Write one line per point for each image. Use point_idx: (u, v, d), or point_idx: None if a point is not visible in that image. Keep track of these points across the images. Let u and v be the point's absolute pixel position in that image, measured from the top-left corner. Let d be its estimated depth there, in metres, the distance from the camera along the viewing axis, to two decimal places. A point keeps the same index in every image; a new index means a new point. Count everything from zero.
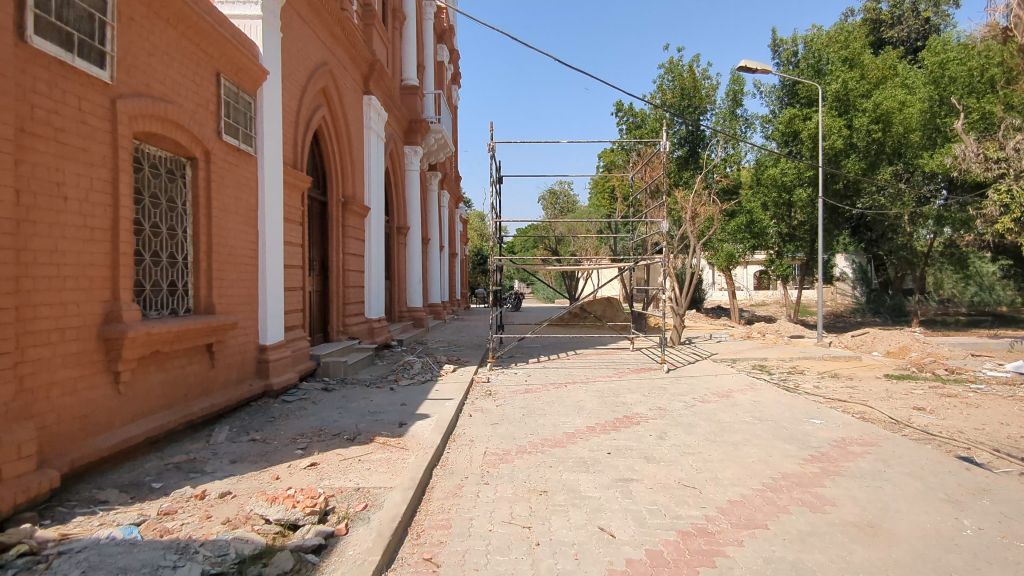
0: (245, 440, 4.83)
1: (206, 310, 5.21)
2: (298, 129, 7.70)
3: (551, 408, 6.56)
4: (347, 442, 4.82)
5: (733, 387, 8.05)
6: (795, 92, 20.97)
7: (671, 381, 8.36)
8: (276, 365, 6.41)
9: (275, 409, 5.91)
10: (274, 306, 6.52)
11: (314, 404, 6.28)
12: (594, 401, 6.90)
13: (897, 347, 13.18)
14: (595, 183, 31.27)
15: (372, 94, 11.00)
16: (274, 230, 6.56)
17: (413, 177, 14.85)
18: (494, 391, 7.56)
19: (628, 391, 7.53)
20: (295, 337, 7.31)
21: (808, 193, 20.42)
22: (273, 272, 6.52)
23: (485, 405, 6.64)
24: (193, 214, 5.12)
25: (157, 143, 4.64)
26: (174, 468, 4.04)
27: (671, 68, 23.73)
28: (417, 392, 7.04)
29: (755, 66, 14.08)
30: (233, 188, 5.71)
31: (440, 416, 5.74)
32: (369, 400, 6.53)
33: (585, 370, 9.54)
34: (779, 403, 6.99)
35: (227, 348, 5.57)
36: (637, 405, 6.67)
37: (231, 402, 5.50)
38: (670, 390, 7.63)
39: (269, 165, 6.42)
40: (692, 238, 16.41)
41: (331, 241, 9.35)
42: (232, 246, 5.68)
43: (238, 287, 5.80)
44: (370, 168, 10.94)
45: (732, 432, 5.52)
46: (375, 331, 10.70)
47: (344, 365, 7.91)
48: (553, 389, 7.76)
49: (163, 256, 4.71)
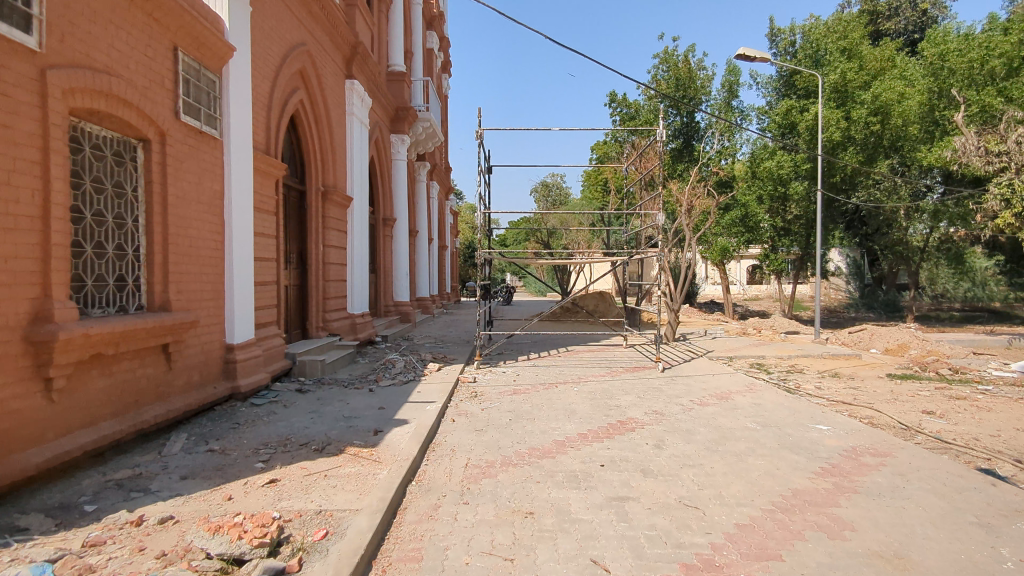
0: (202, 451, 4.37)
1: (160, 306, 4.75)
2: (271, 112, 7.23)
3: (540, 412, 6.13)
4: (314, 453, 4.38)
5: (731, 388, 7.66)
6: (792, 83, 20.59)
7: (666, 381, 7.96)
8: (244, 365, 5.95)
9: (241, 413, 5.46)
10: (242, 302, 6.05)
11: (284, 408, 5.83)
12: (586, 405, 6.48)
13: (896, 344, 12.86)
14: (588, 175, 30.85)
15: (355, 79, 10.52)
16: (243, 220, 6.11)
17: (400, 167, 14.37)
18: (480, 392, 7.13)
19: (622, 393, 7.12)
20: (267, 334, 6.85)
21: (804, 186, 20.03)
22: (241, 265, 6.05)
23: (469, 409, 6.20)
24: (145, 202, 4.66)
25: (101, 122, 4.17)
26: (114, 487, 3.58)
27: (666, 58, 23.31)
28: (398, 394, 6.60)
29: (754, 55, 13.65)
30: (193, 174, 5.25)
31: (419, 423, 5.29)
32: (345, 403, 6.09)
33: (576, 368, 9.12)
34: (782, 406, 6.60)
35: (187, 348, 5.13)
36: (631, 409, 6.26)
37: (191, 407, 5.06)
38: (666, 392, 7.23)
39: (236, 150, 5.95)
40: (687, 232, 16.00)
41: (310, 232, 8.87)
42: (192, 237, 5.22)
43: (200, 282, 5.35)
44: (352, 156, 10.47)
45: (735, 440, 5.12)
46: (358, 327, 10.23)
47: (321, 364, 7.45)
48: (543, 390, 7.34)
49: (109, 248, 4.25)
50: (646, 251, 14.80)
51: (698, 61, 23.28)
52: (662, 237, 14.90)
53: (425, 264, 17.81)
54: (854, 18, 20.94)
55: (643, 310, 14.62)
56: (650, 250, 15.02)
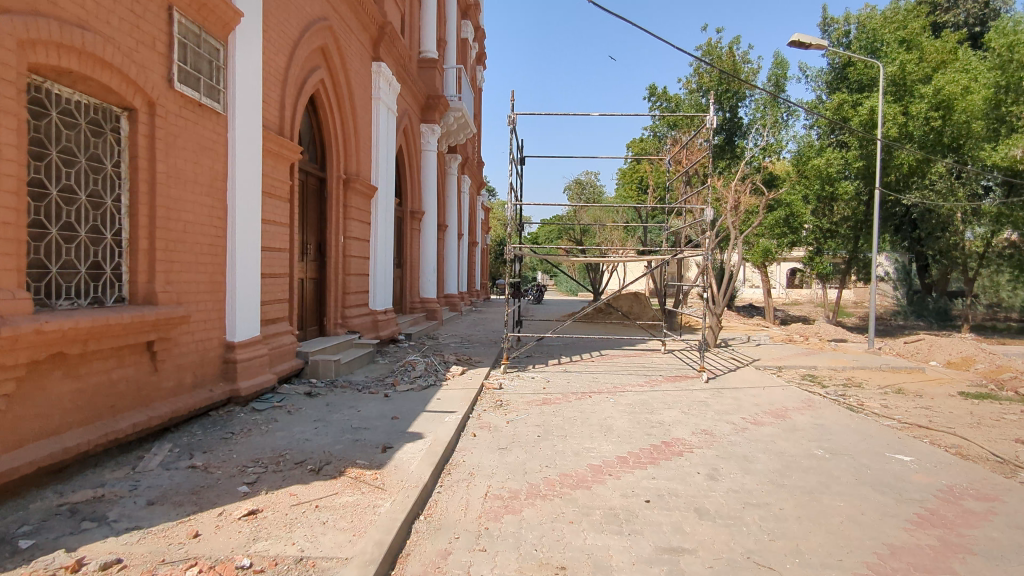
0: (182, 468, 3.78)
1: (144, 299, 4.21)
2: (286, 91, 6.67)
3: (573, 428, 5.41)
4: (309, 474, 3.76)
5: (788, 404, 6.82)
6: (845, 75, 19.36)
7: (711, 394, 7.17)
8: (245, 366, 5.39)
9: (239, 420, 4.90)
10: (245, 296, 5.49)
11: (287, 415, 5.24)
12: (624, 420, 5.75)
13: (959, 357, 11.77)
14: (625, 173, 29.98)
15: (383, 62, 9.94)
16: (248, 206, 5.55)
17: (430, 158, 13.78)
18: (506, 401, 6.46)
19: (664, 407, 6.38)
20: (276, 332, 6.30)
21: (855, 185, 18.88)
22: (244, 256, 5.50)
23: (492, 421, 5.53)
24: (130, 179, 4.14)
25: (74, 84, 3.65)
26: (67, 513, 3.02)
27: (709, 50, 22.37)
28: (415, 401, 5.97)
29: (810, 41, 12.67)
30: (189, 151, 4.72)
31: (435, 439, 4.63)
32: (355, 410, 5.47)
33: (612, 376, 8.36)
34: (849, 428, 5.77)
35: (177, 345, 4.58)
36: (676, 427, 5.53)
37: (180, 413, 4.52)
38: (714, 407, 6.46)
39: (242, 127, 5.40)
40: (729, 231, 15.10)
41: (329, 222, 8.32)
42: (185, 222, 4.68)
43: (195, 273, 4.80)
44: (378, 144, 9.90)
45: (803, 471, 4.34)
46: (379, 325, 9.67)
47: (334, 364, 6.86)
48: (575, 400, 6.63)
49: (82, 230, 3.73)
50: (690, 249, 13.94)
51: (743, 54, 22.21)
52: (715, 233, 14.01)
53: (454, 260, 17.24)
54: (914, 8, 19.65)
55: (682, 313, 13.81)
56: (695, 249, 14.18)
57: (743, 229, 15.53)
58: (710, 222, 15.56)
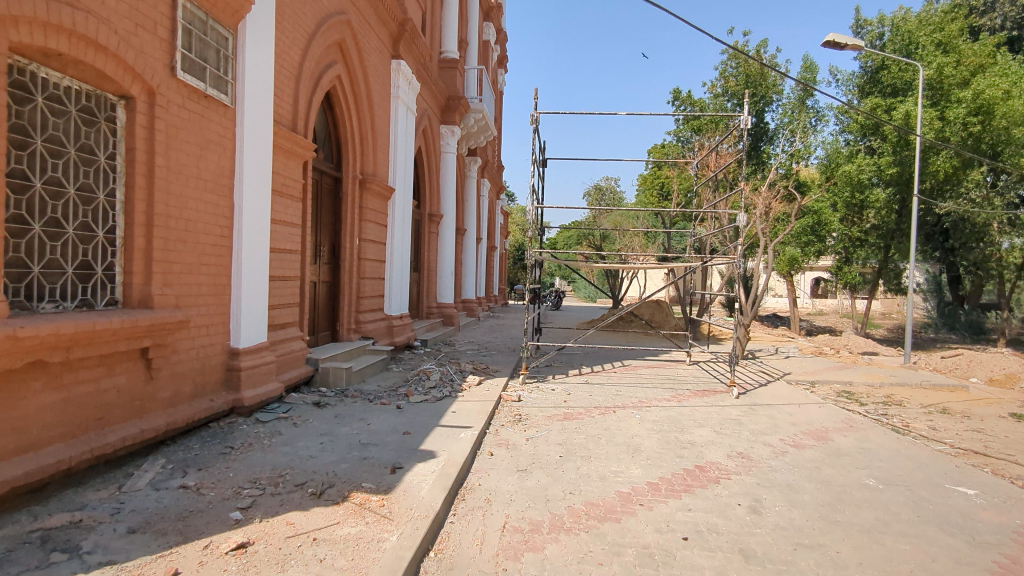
0: (173, 488, 3.46)
1: (139, 302, 3.92)
2: (301, 85, 6.38)
3: (597, 448, 5.01)
4: (309, 499, 3.41)
5: (827, 424, 6.35)
6: (878, 78, 18.74)
7: (744, 412, 6.73)
8: (249, 375, 5.07)
9: (240, 433, 4.59)
10: (251, 299, 5.18)
11: (293, 428, 4.91)
12: (652, 440, 5.35)
13: (1002, 374, 11.13)
14: (646, 178, 29.53)
15: (402, 59, 9.65)
16: (256, 205, 5.25)
17: (449, 160, 13.48)
18: (525, 416, 6.07)
19: (694, 425, 5.96)
20: (284, 338, 6.00)
21: (886, 193, 18.22)
22: (251, 258, 5.19)
23: (511, 439, 5.15)
24: (126, 173, 3.85)
25: (64, 68, 3.38)
26: (37, 541, 2.71)
27: (735, 54, 21.91)
28: (428, 414, 5.60)
29: (845, 41, 12.15)
30: (192, 144, 4.43)
31: (449, 459, 4.26)
32: (365, 423, 5.13)
33: (636, 389, 7.93)
34: (898, 453, 5.31)
35: (175, 352, 4.27)
36: (710, 449, 5.11)
37: (176, 425, 4.21)
38: (749, 427, 6.03)
39: (251, 121, 5.10)
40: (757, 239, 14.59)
41: (344, 224, 8.03)
42: (188, 219, 4.38)
43: (196, 276, 4.50)
44: (397, 144, 9.61)
45: (855, 504, 3.91)
46: (394, 330, 9.35)
47: (346, 372, 6.53)
48: (598, 415, 6.23)
49: (69, 227, 3.43)
50: (719, 256, 13.45)
51: (771, 57, 21.70)
52: (747, 240, 13.52)
53: (472, 264, 16.94)
54: (951, 10, 19.01)
55: (707, 323, 13.33)
56: (724, 256, 13.69)
57: (771, 237, 15.03)
58: (739, 229, 15.04)
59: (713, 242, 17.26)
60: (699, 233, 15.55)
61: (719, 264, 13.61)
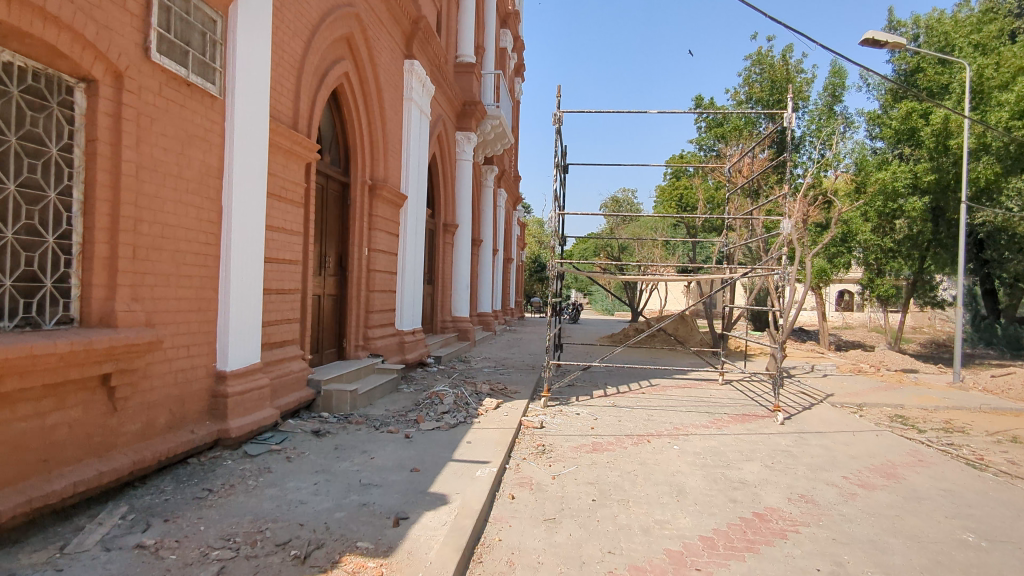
0: (128, 548, 2.85)
1: (99, 321, 3.34)
2: (303, 80, 5.84)
3: (635, 489, 4.33)
4: (290, 565, 2.77)
5: (893, 457, 5.59)
6: (912, 82, 17.94)
7: (794, 442, 6.01)
8: (238, 402, 4.48)
9: (224, 471, 3.97)
10: (241, 316, 4.60)
11: (286, 463, 4.29)
12: (697, 478, 4.66)
13: None
14: (666, 188, 28.85)
15: (416, 60, 9.12)
16: (248, 209, 4.67)
17: (466, 168, 12.92)
18: (549, 446, 5.40)
19: (742, 459, 5.26)
20: (281, 359, 5.40)
21: (922, 202, 17.31)
22: (242, 269, 4.61)
23: (535, 477, 4.48)
24: (86, 168, 3.30)
25: (5, 41, 2.84)
26: None
27: (759, 59, 21.32)
28: (440, 446, 4.95)
29: (885, 39, 11.44)
30: (171, 138, 3.86)
31: (463, 506, 3.60)
32: (368, 458, 4.49)
33: (669, 414, 7.22)
34: (986, 495, 4.55)
35: (146, 378, 3.69)
36: (766, 490, 4.40)
37: (146, 463, 3.62)
38: (804, 460, 5.31)
39: (242, 115, 4.54)
40: (791, 249, 13.81)
41: (352, 233, 7.47)
42: (164, 223, 3.81)
43: (173, 289, 3.92)
44: (409, 148, 9.05)
45: (963, 571, 3.18)
46: (406, 347, 8.74)
47: (351, 395, 5.91)
48: (631, 447, 5.54)
49: (8, 231, 2.87)
50: (753, 267, 12.65)
51: (798, 62, 21.02)
52: (783, 250, 12.75)
53: (489, 276, 16.33)
54: (989, 9, 18.18)
55: (738, 339, 12.56)
56: (757, 267, 12.90)
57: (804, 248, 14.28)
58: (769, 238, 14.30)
59: (741, 252, 16.56)
60: (726, 244, 14.81)
61: (752, 276, 12.80)
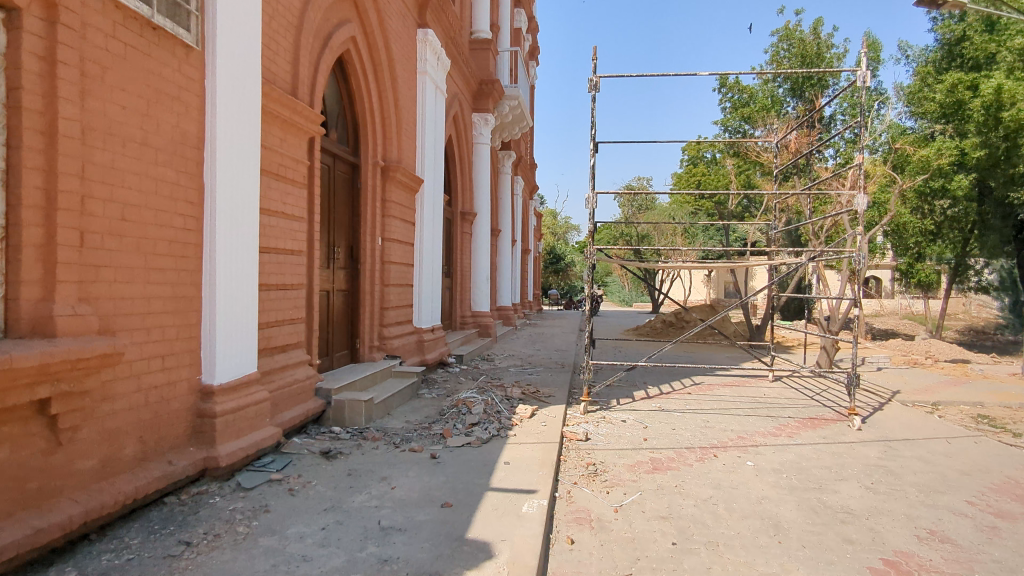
0: None
1: (33, 329, 2.55)
2: (303, 40, 5.00)
3: (721, 526, 3.48)
4: None
5: (1011, 473, 4.68)
6: (957, 53, 16.79)
7: (886, 454, 5.11)
8: (229, 423, 3.67)
9: (209, 512, 3.18)
10: (229, 318, 3.78)
11: (288, 498, 3.49)
12: (791, 508, 3.80)
13: None
14: (687, 174, 27.77)
15: (430, 29, 8.24)
16: (236, 187, 3.84)
17: (483, 152, 12.05)
18: (602, 466, 4.55)
19: (836, 480, 4.39)
20: (282, 367, 4.59)
21: (969, 180, 16.15)
22: (231, 261, 3.79)
23: (593, 512, 3.65)
24: (8, 127, 2.50)
25: None
26: None
27: (787, 34, 20.20)
28: (474, 470, 4.10)
29: None
30: (131, 92, 3.04)
31: (513, 562, 2.75)
32: (390, 489, 3.67)
33: (727, 419, 6.35)
34: None
35: (106, 400, 2.90)
36: (885, 525, 3.54)
37: (106, 509, 2.83)
38: (910, 480, 4.42)
39: (225, 70, 3.69)
40: (853, 233, 12.43)
41: (363, 221, 6.64)
42: (124, 201, 3.00)
43: (140, 286, 3.11)
44: (424, 128, 8.20)
45: None
46: (425, 346, 7.94)
47: (365, 406, 5.09)
48: (697, 464, 4.68)
49: None
50: (825, 249, 11.09)
51: (830, 37, 19.87)
52: (859, 231, 11.25)
53: (508, 269, 15.50)
54: None
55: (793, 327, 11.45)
56: (830, 249, 11.36)
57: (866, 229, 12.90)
58: (831, 218, 12.62)
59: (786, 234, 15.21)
60: (775, 227, 13.40)
61: (820, 260, 11.29)
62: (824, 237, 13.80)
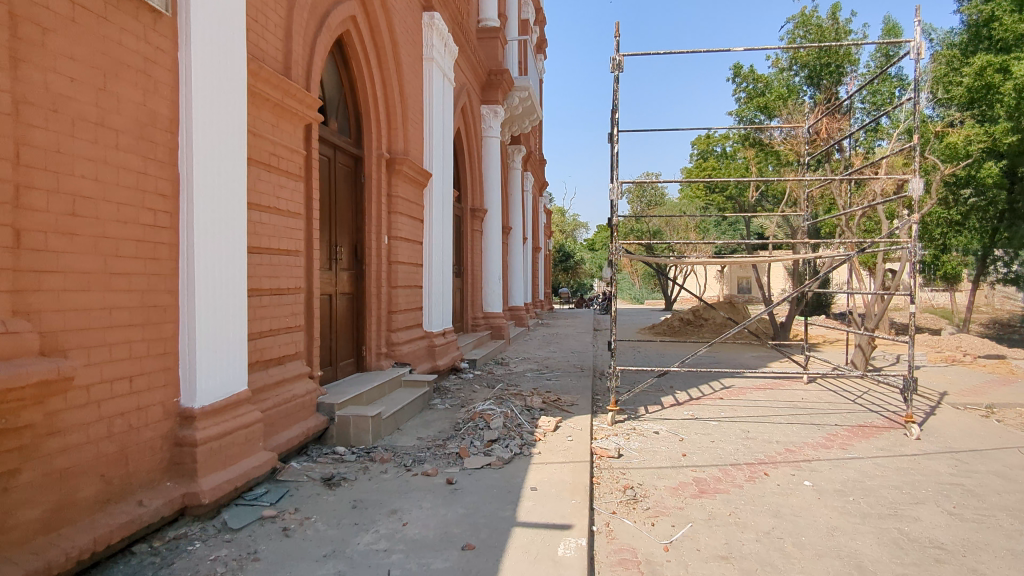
0: None
1: None
2: (298, 15, 4.48)
3: (794, 568, 2.93)
4: None
5: None
6: (985, 34, 16.03)
7: (959, 470, 4.54)
8: (213, 452, 3.16)
9: (185, 562, 2.66)
10: (211, 330, 3.26)
11: (282, 540, 2.97)
12: (870, 541, 3.25)
13: None
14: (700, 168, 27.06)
15: (436, 13, 7.72)
16: (218, 178, 3.32)
17: (493, 145, 11.51)
18: (641, 490, 4.01)
19: (911, 503, 3.83)
20: (278, 382, 4.08)
21: (999, 167, 15.42)
22: (214, 261, 3.27)
23: (640, 551, 3.11)
24: None
25: None
26: None
27: (803, 21, 19.49)
28: (497, 499, 3.56)
29: None
30: (81, 61, 2.53)
31: None
32: (400, 529, 3.13)
33: (769, 429, 5.77)
34: None
35: (54, 435, 2.39)
36: (988, 565, 2.98)
37: (55, 568, 2.31)
38: (998, 502, 3.85)
39: (200, 39, 3.17)
40: (887, 224, 11.64)
41: (368, 217, 6.12)
42: (75, 194, 2.49)
43: (99, 294, 2.61)
44: (432, 119, 7.68)
45: None
46: (437, 352, 7.43)
47: (373, 423, 4.57)
48: (747, 486, 4.13)
49: None
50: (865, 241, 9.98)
51: (849, 22, 19.10)
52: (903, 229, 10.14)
53: (520, 267, 14.96)
54: None
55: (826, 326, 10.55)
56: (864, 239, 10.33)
57: (906, 218, 11.65)
58: (864, 209, 11.08)
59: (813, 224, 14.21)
60: (804, 222, 12.00)
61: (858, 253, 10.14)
62: (856, 227, 12.58)
